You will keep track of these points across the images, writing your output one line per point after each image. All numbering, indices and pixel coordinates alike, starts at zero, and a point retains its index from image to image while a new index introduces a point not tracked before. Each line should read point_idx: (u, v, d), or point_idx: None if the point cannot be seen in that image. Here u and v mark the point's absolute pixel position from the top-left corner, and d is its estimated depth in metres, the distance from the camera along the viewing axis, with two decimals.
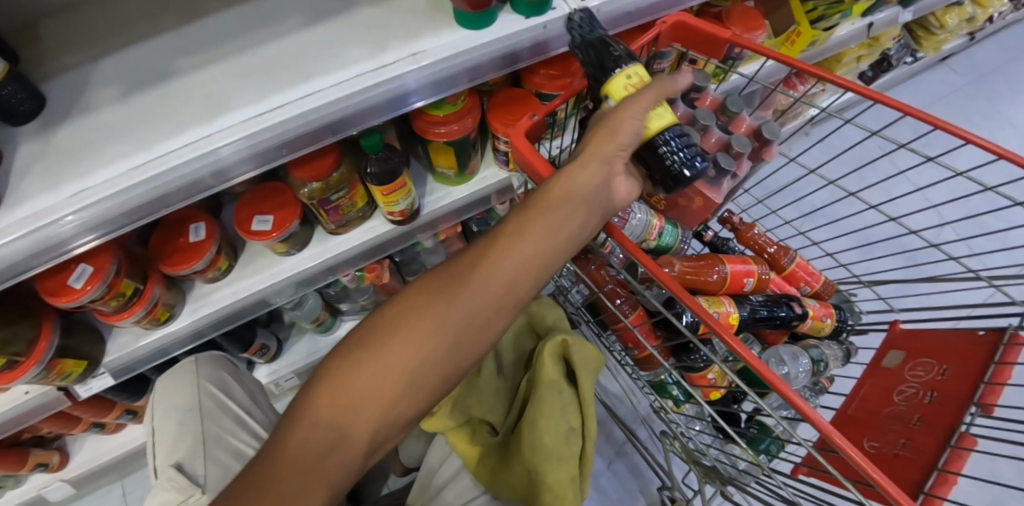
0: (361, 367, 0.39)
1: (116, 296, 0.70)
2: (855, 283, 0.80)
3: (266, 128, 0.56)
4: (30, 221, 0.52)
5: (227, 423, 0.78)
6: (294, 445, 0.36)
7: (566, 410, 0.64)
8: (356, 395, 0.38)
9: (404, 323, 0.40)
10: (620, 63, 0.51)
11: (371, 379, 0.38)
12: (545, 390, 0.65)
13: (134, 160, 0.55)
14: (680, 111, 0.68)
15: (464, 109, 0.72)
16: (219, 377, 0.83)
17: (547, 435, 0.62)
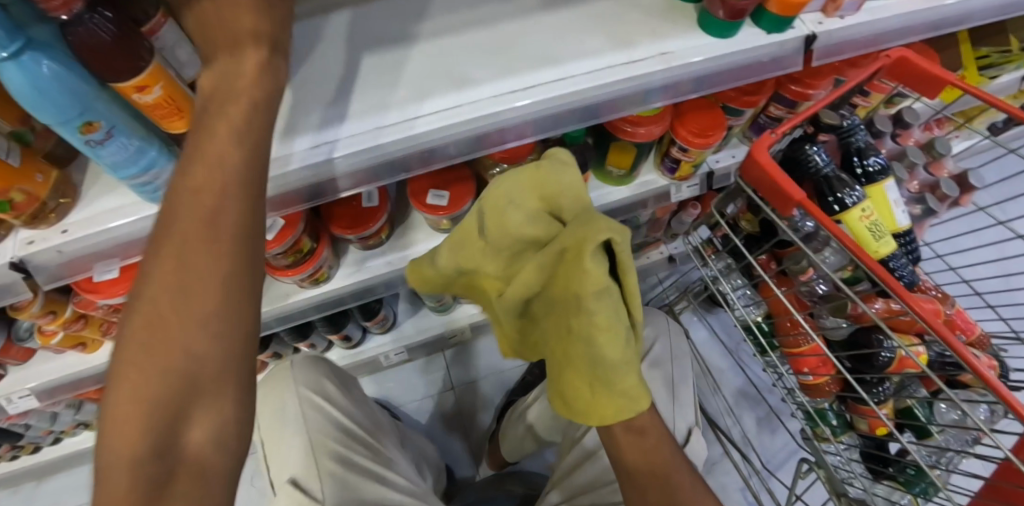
0: (153, 295, 0.31)
1: (294, 252, 0.70)
2: (1011, 340, 0.79)
3: (514, 105, 0.55)
4: (263, 169, 0.53)
5: (334, 431, 0.76)
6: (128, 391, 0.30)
7: (618, 309, 0.51)
8: (222, 219, 0.33)
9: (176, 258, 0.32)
10: (874, 173, 0.62)
11: (167, 314, 0.31)
12: (592, 299, 0.48)
13: (380, 119, 0.54)
14: (886, 146, 0.67)
15: (658, 115, 0.72)
16: (317, 381, 0.81)
17: (606, 348, 0.49)
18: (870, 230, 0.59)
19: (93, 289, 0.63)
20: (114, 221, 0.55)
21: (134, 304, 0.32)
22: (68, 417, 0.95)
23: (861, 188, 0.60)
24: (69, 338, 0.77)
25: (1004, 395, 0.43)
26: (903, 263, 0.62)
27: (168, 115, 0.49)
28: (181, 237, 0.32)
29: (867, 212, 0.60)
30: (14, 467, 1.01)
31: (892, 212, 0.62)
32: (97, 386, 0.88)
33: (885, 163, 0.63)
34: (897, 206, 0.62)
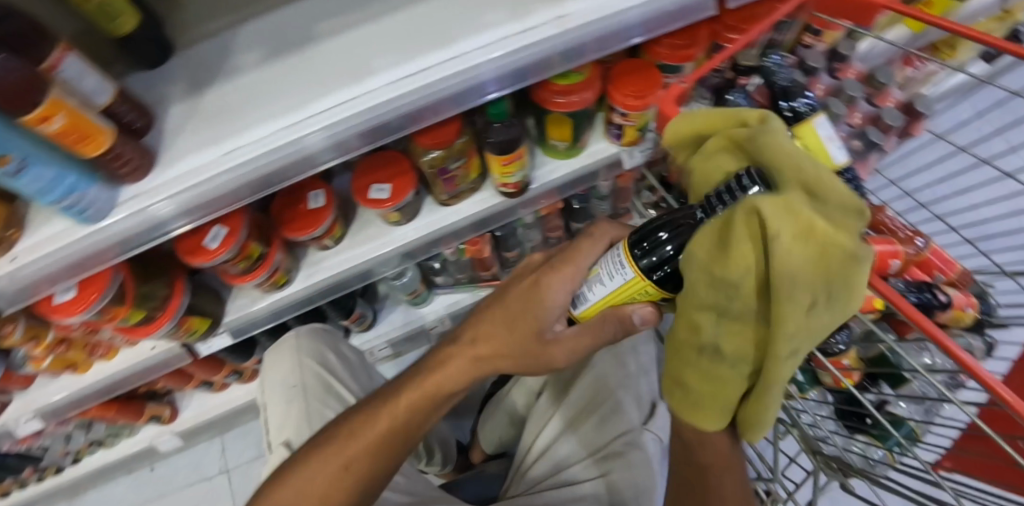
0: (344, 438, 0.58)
1: (244, 258, 0.72)
2: (995, 274, 0.74)
3: (409, 91, 0.55)
4: (186, 178, 0.56)
5: (329, 400, 0.80)
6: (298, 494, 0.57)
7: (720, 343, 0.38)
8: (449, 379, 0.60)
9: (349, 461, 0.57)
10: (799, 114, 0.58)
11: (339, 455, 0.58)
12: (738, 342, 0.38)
13: (282, 119, 0.56)
14: (823, 83, 0.64)
15: (586, 79, 0.70)
16: (318, 352, 0.84)
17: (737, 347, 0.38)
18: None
19: (58, 309, 0.65)
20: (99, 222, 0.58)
21: (371, 412, 0.60)
22: (81, 437, 1.01)
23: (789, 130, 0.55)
24: (58, 361, 0.82)
25: (927, 328, 0.35)
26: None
27: (78, 142, 0.50)
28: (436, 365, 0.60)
29: (796, 153, 0.53)
30: (43, 488, 1.09)
31: (827, 154, 0.55)
32: (98, 405, 0.93)
33: (814, 101, 0.59)
34: (830, 146, 0.55)
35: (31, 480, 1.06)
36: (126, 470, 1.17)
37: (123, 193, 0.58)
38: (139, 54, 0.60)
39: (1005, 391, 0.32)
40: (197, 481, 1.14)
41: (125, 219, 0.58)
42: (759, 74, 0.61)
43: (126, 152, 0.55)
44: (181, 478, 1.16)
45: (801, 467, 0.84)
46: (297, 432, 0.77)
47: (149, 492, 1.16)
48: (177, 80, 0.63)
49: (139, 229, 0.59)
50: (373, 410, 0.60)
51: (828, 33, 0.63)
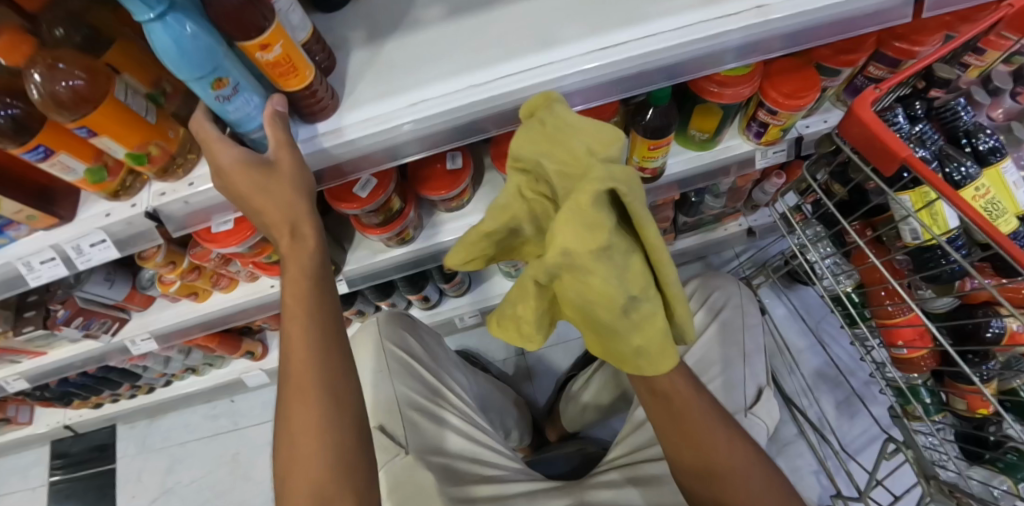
0: (297, 415, 0.48)
1: (385, 211, 0.74)
2: None
3: (602, 64, 0.55)
4: (370, 125, 0.57)
5: (413, 382, 0.82)
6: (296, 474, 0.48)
7: (622, 279, 0.39)
8: (312, 387, 0.49)
9: (303, 382, 0.49)
10: (989, 155, 0.58)
11: (303, 398, 0.49)
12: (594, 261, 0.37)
13: (469, 79, 0.57)
14: (1004, 106, 0.63)
15: (748, 76, 0.69)
16: (399, 336, 0.87)
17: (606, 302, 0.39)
18: (987, 210, 0.56)
19: (214, 238, 0.67)
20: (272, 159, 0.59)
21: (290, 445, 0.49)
22: (178, 362, 1.05)
23: (975, 164, 0.57)
24: (183, 287, 0.86)
25: None
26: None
27: (285, 73, 0.52)
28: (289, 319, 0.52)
29: (983, 192, 0.56)
30: (133, 405, 1.15)
31: (1014, 198, 0.58)
32: (204, 333, 0.97)
33: (998, 141, 0.59)
34: (1018, 190, 0.58)
35: (124, 396, 1.12)
36: (206, 398, 1.22)
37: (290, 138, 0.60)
38: None
39: None
40: (273, 419, 1.19)
41: None
42: (942, 110, 0.61)
43: (319, 91, 0.56)
44: (258, 414, 1.20)
45: (890, 490, 0.84)
46: (389, 414, 0.78)
47: (225, 423, 1.21)
48: (357, 28, 0.64)
49: None
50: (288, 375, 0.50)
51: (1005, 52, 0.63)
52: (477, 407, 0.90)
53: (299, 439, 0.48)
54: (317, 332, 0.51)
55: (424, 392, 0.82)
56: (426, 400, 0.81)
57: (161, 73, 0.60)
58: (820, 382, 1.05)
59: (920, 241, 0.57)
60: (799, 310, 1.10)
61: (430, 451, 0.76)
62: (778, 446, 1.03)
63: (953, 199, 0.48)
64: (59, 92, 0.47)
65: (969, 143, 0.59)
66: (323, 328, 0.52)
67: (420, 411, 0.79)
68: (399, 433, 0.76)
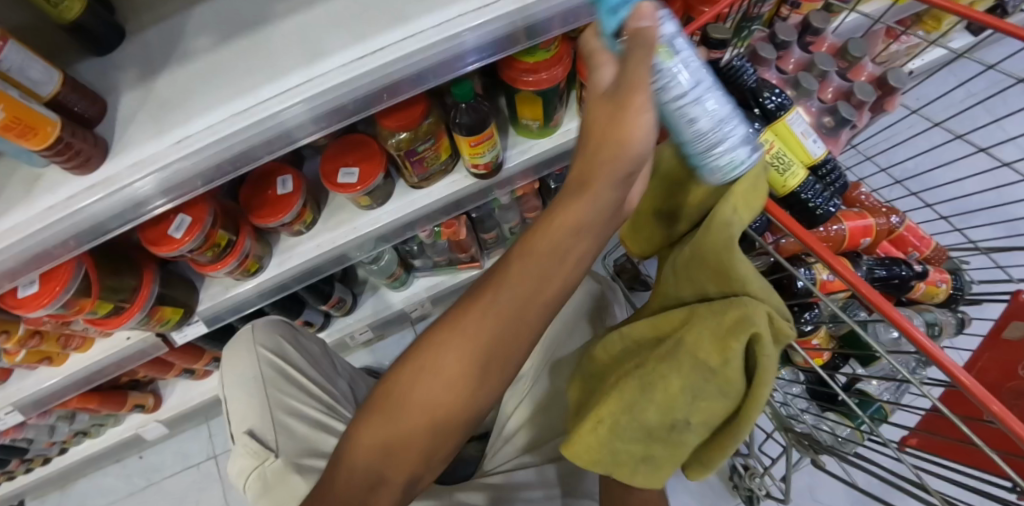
0: (446, 358, 0.40)
1: (212, 246, 0.71)
2: (969, 250, 0.74)
3: (364, 72, 0.53)
4: (138, 168, 0.55)
5: (292, 389, 0.79)
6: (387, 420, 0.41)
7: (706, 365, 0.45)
8: (452, 346, 0.40)
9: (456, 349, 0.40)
10: (773, 111, 0.57)
11: (461, 357, 0.40)
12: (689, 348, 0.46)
13: (232, 107, 0.54)
14: (794, 57, 0.63)
15: (555, 57, 0.69)
16: (276, 342, 0.82)
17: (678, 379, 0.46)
18: (773, 165, 0.55)
19: (20, 304, 0.64)
20: (116, 182, 0.55)
21: (400, 386, 0.42)
22: (64, 428, 1.01)
23: (759, 123, 0.56)
24: (33, 354, 0.82)
25: (888, 311, 0.40)
26: (824, 194, 0.58)
27: (23, 134, 0.48)
28: (476, 315, 0.40)
29: (769, 149, 0.55)
30: (31, 478, 1.10)
31: (800, 149, 0.57)
32: (78, 396, 0.93)
33: (784, 98, 0.58)
34: (802, 140, 0.57)
35: (18, 472, 1.07)
36: (114, 458, 1.18)
37: (92, 178, 0.56)
38: (86, 41, 0.58)
39: (963, 374, 0.38)
40: (186, 467, 1.15)
41: (96, 202, 0.56)
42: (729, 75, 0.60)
43: (74, 143, 0.53)
44: (169, 465, 1.17)
45: (777, 442, 0.86)
46: (262, 421, 0.74)
47: (138, 480, 1.17)
48: (128, 66, 0.60)
49: (108, 213, 0.56)
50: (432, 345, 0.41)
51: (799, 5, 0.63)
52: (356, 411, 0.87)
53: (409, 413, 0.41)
54: (508, 317, 0.39)
55: (308, 400, 0.79)
56: (310, 406, 0.78)
57: None
58: None
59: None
60: None
61: (304, 454, 0.73)
62: None
63: None
64: None
65: (755, 100, 0.58)
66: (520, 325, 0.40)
67: (300, 418, 0.76)
68: (270, 439, 0.72)
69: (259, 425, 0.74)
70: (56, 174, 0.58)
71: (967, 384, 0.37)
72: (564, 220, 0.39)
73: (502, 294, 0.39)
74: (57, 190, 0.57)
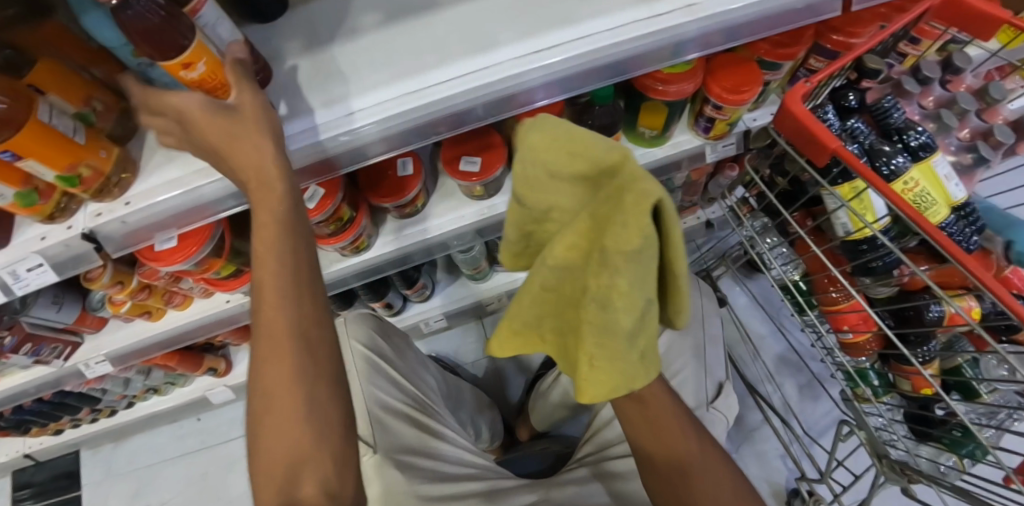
0: (268, 379, 0.45)
1: (335, 221, 0.73)
2: None
3: (541, 67, 0.56)
4: (301, 138, 0.56)
5: (382, 382, 0.80)
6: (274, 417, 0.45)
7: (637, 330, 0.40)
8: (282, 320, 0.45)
9: (286, 400, 0.45)
10: (918, 148, 0.59)
11: (277, 388, 0.45)
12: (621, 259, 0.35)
13: (404, 87, 0.56)
14: (934, 94, 0.64)
15: (689, 72, 0.70)
16: (366, 335, 0.84)
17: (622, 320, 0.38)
18: (916, 202, 0.58)
19: (155, 257, 0.66)
20: (193, 183, 0.59)
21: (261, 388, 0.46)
22: (139, 383, 1.03)
23: (906, 157, 0.58)
24: (135, 307, 0.84)
25: None
26: (959, 231, 0.61)
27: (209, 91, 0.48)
28: (269, 339, 0.45)
29: (913, 185, 0.58)
30: (95, 429, 1.12)
31: (940, 190, 0.60)
32: (162, 353, 0.95)
33: (929, 137, 0.60)
34: (945, 183, 0.59)
35: (85, 421, 1.09)
36: (172, 418, 1.20)
37: None
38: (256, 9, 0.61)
39: None
40: (242, 435, 1.17)
41: (217, 180, 0.59)
42: (873, 110, 0.62)
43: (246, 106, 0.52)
44: (226, 430, 1.19)
45: (849, 470, 0.87)
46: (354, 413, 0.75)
47: (193, 443, 1.19)
48: (292, 38, 0.63)
49: (224, 192, 0.60)
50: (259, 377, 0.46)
51: (930, 42, 0.64)
52: (444, 408, 0.89)
53: (275, 434, 0.44)
54: (286, 326, 0.45)
55: (398, 394, 0.80)
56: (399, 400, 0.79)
57: (90, 92, 0.57)
58: (782, 368, 1.07)
59: (850, 234, 0.58)
60: (759, 298, 1.13)
61: (397, 449, 0.72)
62: (744, 433, 1.05)
63: (881, 192, 0.49)
64: None
65: (902, 137, 0.60)
66: (299, 317, 0.46)
67: (391, 411, 0.76)
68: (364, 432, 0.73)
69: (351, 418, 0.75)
70: None
71: None
72: (262, 216, 0.47)
73: (266, 306, 0.45)
74: None
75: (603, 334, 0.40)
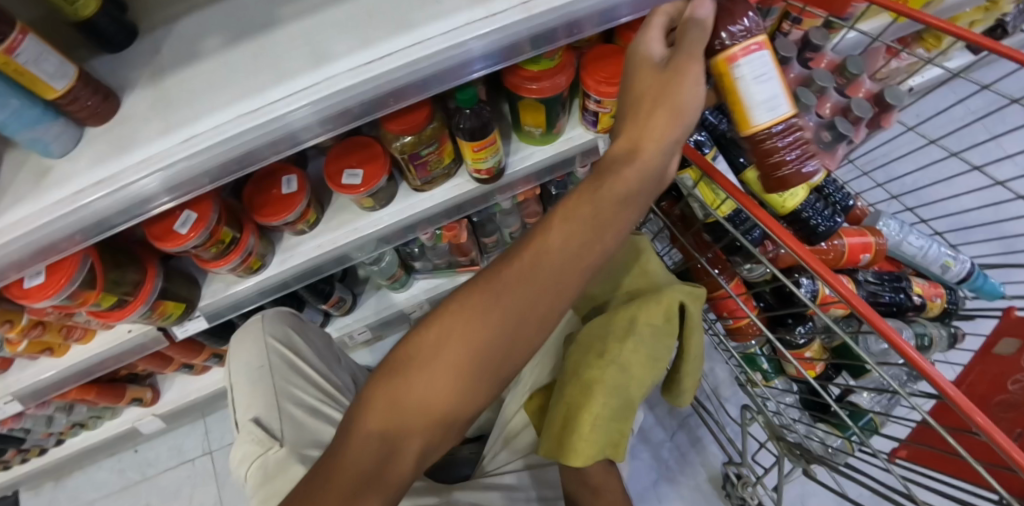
0: (436, 339, 0.43)
1: (216, 243, 0.72)
2: (966, 276, 0.73)
3: (379, 74, 0.55)
4: (145, 167, 0.55)
5: (298, 378, 0.80)
6: (431, 370, 0.42)
7: (635, 365, 0.63)
8: (502, 317, 0.43)
9: (460, 349, 0.42)
10: None
11: (459, 353, 0.42)
12: (642, 331, 0.63)
13: (241, 107, 0.55)
14: (795, 72, 0.63)
15: (557, 68, 0.70)
16: (285, 333, 0.83)
17: (630, 383, 0.63)
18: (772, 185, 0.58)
19: (26, 295, 0.65)
20: (119, 178, 0.56)
21: (421, 357, 0.43)
22: (62, 419, 1.01)
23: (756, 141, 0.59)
24: (35, 344, 0.83)
25: (883, 328, 0.40)
26: (826, 211, 0.60)
27: (35, 84, 0.51)
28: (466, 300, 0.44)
29: None
30: (27, 469, 1.10)
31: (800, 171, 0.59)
32: (77, 388, 0.93)
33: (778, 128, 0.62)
34: None
35: (14, 461, 1.07)
36: (110, 450, 1.18)
37: (77, 187, 0.57)
38: (98, 41, 0.60)
39: (951, 389, 0.38)
40: (181, 462, 1.16)
41: (102, 199, 0.56)
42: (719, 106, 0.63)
43: (82, 96, 0.56)
44: (165, 460, 1.17)
45: (771, 453, 0.87)
46: (267, 409, 0.75)
47: (132, 475, 1.17)
48: (139, 64, 0.61)
49: (113, 209, 0.57)
50: (422, 349, 0.43)
51: (805, 21, 0.65)
52: None
53: (421, 381, 0.42)
54: (505, 322, 0.43)
55: (313, 390, 0.80)
56: (314, 399, 0.79)
57: None
58: (712, 354, 1.07)
59: (709, 217, 0.58)
60: None
61: (306, 444, 0.73)
62: (678, 422, 1.05)
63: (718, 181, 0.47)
64: None
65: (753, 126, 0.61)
66: (504, 326, 0.43)
67: (305, 409, 0.76)
68: (275, 428, 0.73)
69: (265, 414, 0.75)
70: (69, 167, 0.59)
71: (963, 404, 0.37)
72: (541, 251, 0.44)
73: (457, 332, 0.43)
74: (68, 184, 0.58)
75: (609, 393, 0.61)
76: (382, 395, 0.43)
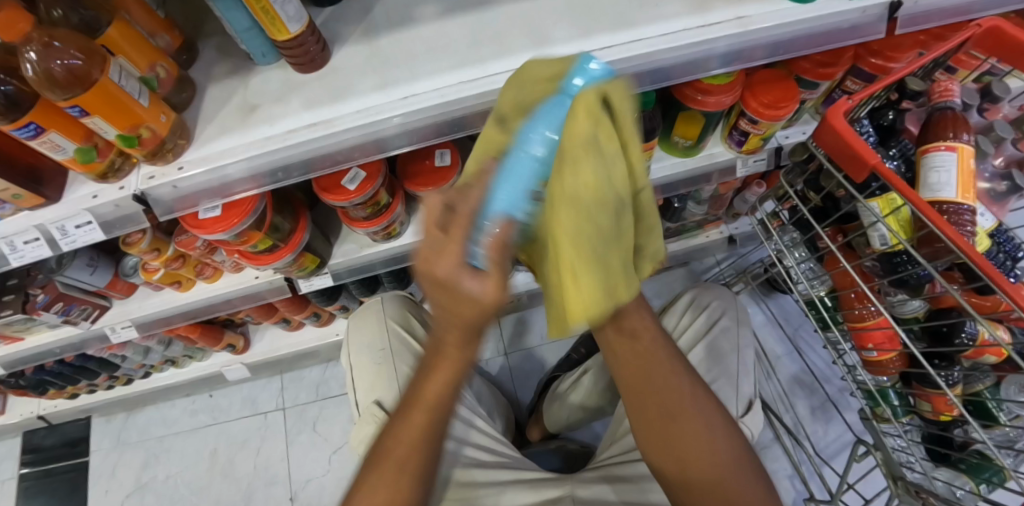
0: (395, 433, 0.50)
1: (372, 204, 0.75)
2: None
3: (595, 64, 0.58)
4: (361, 117, 0.58)
5: (416, 363, 0.83)
6: (386, 463, 0.51)
7: (592, 192, 0.41)
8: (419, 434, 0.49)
9: (410, 438, 0.49)
10: None
11: (399, 446, 0.50)
12: (581, 149, 0.39)
13: (460, 75, 0.58)
14: (972, 120, 0.65)
15: (729, 84, 0.71)
16: (404, 317, 0.87)
17: (595, 219, 0.41)
18: None
19: (198, 225, 0.67)
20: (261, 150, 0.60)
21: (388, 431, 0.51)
22: (159, 353, 1.04)
23: None
24: (168, 275, 0.86)
25: None
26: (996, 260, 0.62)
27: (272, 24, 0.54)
28: (404, 422, 0.49)
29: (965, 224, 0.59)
30: (111, 396, 1.14)
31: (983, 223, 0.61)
32: (185, 324, 0.96)
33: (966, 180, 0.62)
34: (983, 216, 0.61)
35: (102, 386, 1.11)
36: (186, 391, 1.21)
37: (264, 135, 0.60)
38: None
39: None
40: (254, 414, 1.18)
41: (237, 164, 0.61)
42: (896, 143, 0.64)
43: (307, 43, 0.59)
44: (238, 409, 1.20)
45: (861, 494, 0.86)
46: (390, 392, 0.79)
47: (204, 418, 1.20)
48: (353, 21, 0.65)
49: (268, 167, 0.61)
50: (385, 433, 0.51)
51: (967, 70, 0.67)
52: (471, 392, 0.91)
53: (390, 464, 0.51)
54: (418, 435, 0.49)
55: None
56: None
57: (156, 58, 0.59)
58: (797, 388, 1.07)
59: (888, 246, 0.59)
60: (777, 318, 1.14)
61: None
62: (754, 451, 1.05)
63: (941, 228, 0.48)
64: (54, 70, 0.47)
65: None
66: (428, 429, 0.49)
67: None
68: (396, 410, 0.77)
69: (386, 396, 0.79)
70: (276, 108, 0.62)
71: None
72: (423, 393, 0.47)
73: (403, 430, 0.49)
74: (275, 124, 0.61)
75: (582, 239, 0.41)
76: (385, 455, 0.51)
